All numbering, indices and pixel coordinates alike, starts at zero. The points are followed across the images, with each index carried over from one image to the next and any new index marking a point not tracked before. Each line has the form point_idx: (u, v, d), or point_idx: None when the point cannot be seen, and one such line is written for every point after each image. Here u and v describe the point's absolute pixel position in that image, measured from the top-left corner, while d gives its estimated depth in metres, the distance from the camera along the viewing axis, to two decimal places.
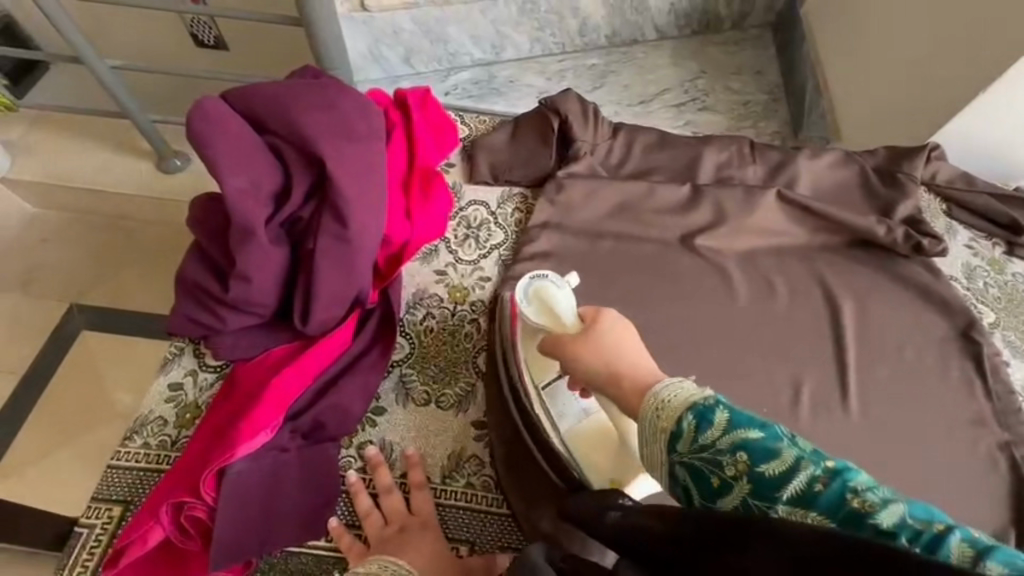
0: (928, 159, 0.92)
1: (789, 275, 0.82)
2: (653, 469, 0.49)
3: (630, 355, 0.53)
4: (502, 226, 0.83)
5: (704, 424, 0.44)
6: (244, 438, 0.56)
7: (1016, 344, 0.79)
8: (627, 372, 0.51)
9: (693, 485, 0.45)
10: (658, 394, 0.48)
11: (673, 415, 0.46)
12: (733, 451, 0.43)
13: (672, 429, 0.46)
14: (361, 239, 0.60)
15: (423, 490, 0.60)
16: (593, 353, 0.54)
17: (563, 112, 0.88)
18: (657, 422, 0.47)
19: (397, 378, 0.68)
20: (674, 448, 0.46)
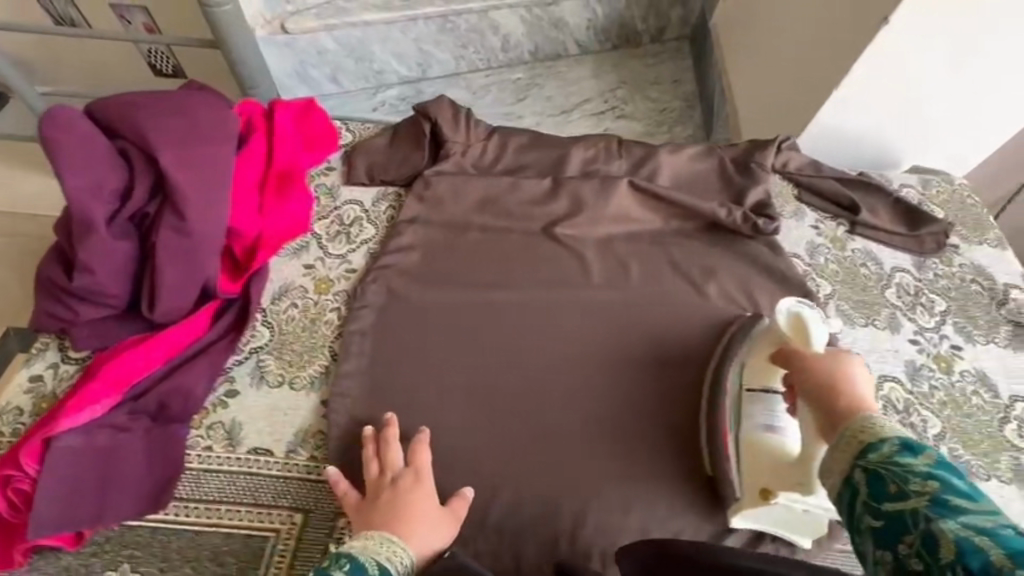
0: (779, 150, 1.00)
1: (642, 257, 0.88)
2: (824, 472, 0.51)
3: (846, 378, 0.56)
4: (373, 222, 0.88)
5: (910, 450, 0.45)
6: (71, 413, 0.60)
7: (848, 313, 0.85)
8: (837, 392, 0.55)
9: (864, 487, 0.45)
10: (866, 415, 0.50)
11: (876, 433, 0.48)
12: (927, 477, 0.42)
13: (872, 440, 0.47)
14: (202, 230, 0.65)
15: (422, 445, 0.65)
16: (821, 368, 0.58)
17: (433, 116, 0.95)
18: (856, 432, 0.49)
19: (254, 362, 0.72)
20: (867, 454, 0.47)
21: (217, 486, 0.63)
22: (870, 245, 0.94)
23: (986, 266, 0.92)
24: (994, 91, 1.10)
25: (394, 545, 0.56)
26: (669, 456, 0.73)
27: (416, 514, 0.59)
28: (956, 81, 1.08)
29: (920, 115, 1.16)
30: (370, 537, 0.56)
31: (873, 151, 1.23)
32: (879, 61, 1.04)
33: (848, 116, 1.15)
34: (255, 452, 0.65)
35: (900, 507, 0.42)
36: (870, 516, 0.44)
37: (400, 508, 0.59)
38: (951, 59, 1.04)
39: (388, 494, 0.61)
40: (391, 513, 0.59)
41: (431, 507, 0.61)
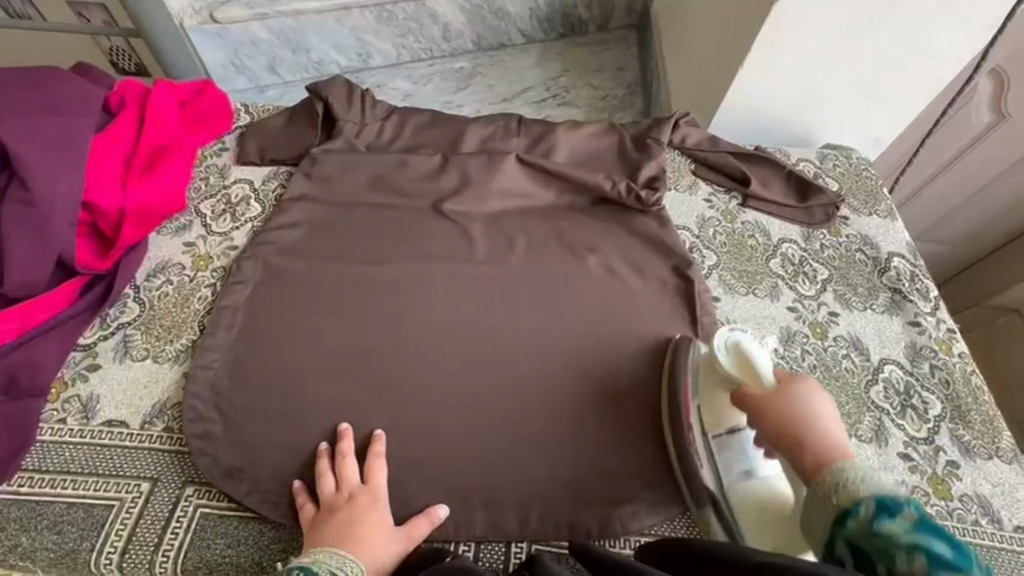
0: (676, 126, 1.01)
1: (529, 230, 0.89)
2: (812, 528, 0.54)
3: (810, 419, 0.58)
4: (261, 201, 0.88)
5: (887, 516, 0.47)
6: None
7: (730, 282, 0.86)
8: (812, 444, 0.56)
9: (853, 561, 0.48)
10: (841, 472, 0.52)
11: (854, 496, 0.50)
12: (909, 547, 0.45)
13: (851, 505, 0.49)
14: (49, 204, 0.65)
15: (378, 458, 0.68)
16: (792, 414, 0.58)
17: (326, 96, 0.95)
18: (839, 496, 0.51)
19: (119, 338, 0.72)
20: (846, 522, 0.49)
21: (66, 457, 0.63)
22: (760, 217, 0.95)
23: (872, 236, 0.93)
24: (894, 77, 1.13)
25: (344, 563, 0.59)
26: (537, 419, 0.74)
27: (371, 532, 0.63)
28: (853, 69, 1.12)
29: (827, 100, 1.20)
30: (321, 555, 0.59)
31: (787, 133, 1.28)
32: (774, 52, 1.08)
33: (755, 102, 1.20)
34: (110, 424, 0.66)
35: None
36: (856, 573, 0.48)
37: (357, 527, 0.62)
38: (844, 48, 1.08)
39: (347, 510, 0.64)
40: (345, 531, 0.62)
41: (386, 526, 0.64)
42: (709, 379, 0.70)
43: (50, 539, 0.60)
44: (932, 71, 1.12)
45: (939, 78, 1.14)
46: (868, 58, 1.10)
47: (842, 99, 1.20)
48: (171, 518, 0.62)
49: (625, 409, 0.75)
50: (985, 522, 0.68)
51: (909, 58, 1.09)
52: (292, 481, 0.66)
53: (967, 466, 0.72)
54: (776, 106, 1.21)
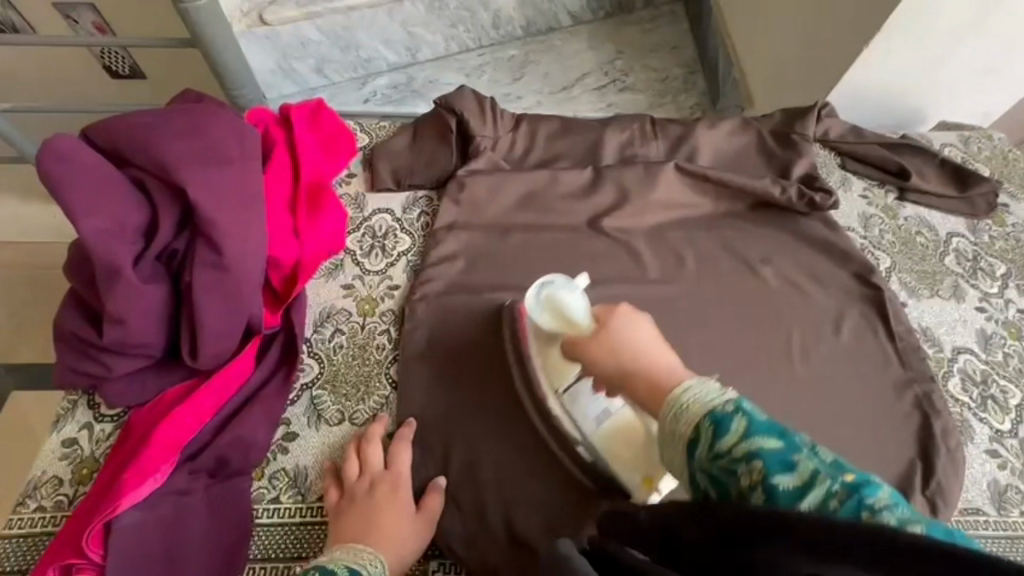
0: (819, 117, 0.96)
1: (696, 245, 0.84)
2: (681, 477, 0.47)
3: (660, 357, 0.54)
4: (408, 232, 0.82)
5: (721, 428, 0.43)
6: (132, 486, 0.54)
7: (912, 285, 0.82)
8: (645, 370, 0.53)
9: (711, 486, 0.43)
10: (676, 393, 0.48)
11: (691, 423, 0.45)
12: (750, 459, 0.41)
13: (694, 434, 0.45)
14: (238, 264, 0.58)
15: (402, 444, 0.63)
16: (625, 344, 0.55)
17: (458, 110, 0.87)
18: (678, 427, 0.46)
19: (308, 400, 0.66)
20: (693, 453, 0.45)
21: (293, 541, 0.59)
22: (921, 211, 0.90)
23: None
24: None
25: (367, 559, 0.53)
26: None
27: (391, 525, 0.57)
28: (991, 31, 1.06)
29: (955, 67, 1.13)
30: (340, 552, 0.53)
31: (906, 105, 1.21)
32: (919, 14, 1.00)
33: (882, 73, 1.12)
34: (327, 498, 0.61)
35: None
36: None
37: (378, 520, 0.57)
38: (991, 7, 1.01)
39: (365, 499, 0.59)
40: (364, 522, 0.57)
41: (408, 513, 0.59)
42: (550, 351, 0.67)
43: None
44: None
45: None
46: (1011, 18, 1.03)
47: (971, 66, 1.13)
48: None
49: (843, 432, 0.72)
50: None
51: None
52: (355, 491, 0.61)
53: None
54: (901, 77, 1.14)
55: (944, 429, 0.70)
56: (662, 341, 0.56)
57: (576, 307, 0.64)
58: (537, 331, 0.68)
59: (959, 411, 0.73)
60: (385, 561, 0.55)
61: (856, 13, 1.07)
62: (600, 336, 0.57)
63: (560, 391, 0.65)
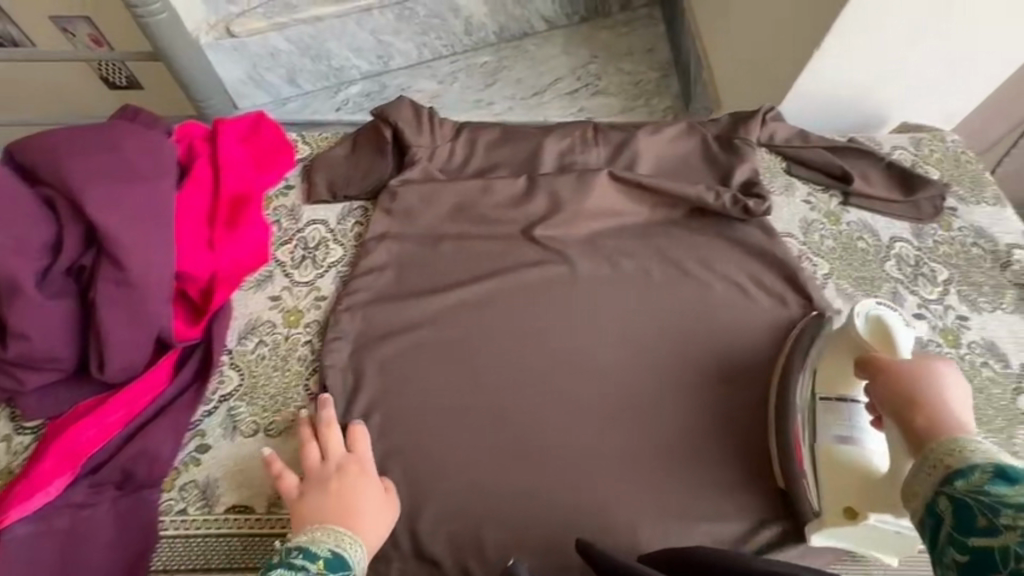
0: (764, 121, 0.95)
1: (630, 252, 0.83)
2: (913, 502, 0.48)
3: (936, 407, 0.52)
4: (340, 242, 0.82)
5: (1003, 478, 0.42)
6: (23, 498, 0.56)
7: (848, 292, 0.81)
8: (928, 409, 0.52)
9: (952, 517, 0.43)
10: (957, 439, 0.48)
11: (964, 460, 0.46)
12: (1016, 505, 0.40)
13: (961, 466, 0.45)
14: (142, 279, 0.59)
15: (360, 430, 0.64)
16: (917, 383, 0.54)
17: (393, 120, 0.88)
18: (945, 458, 0.47)
19: (224, 412, 0.67)
20: (953, 482, 0.45)
21: (197, 552, 0.59)
22: (865, 215, 0.89)
23: (987, 227, 0.88)
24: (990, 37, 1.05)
25: (347, 544, 0.54)
26: (675, 461, 0.69)
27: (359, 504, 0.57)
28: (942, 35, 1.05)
29: (913, 69, 1.11)
30: (322, 537, 0.53)
31: (865, 108, 1.20)
32: (864, 18, 1.00)
33: (835, 77, 1.12)
34: (234, 509, 0.61)
35: (984, 541, 0.40)
36: (955, 549, 0.42)
37: (349, 500, 0.57)
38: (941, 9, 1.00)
39: (337, 479, 0.59)
40: (335, 505, 0.57)
41: (384, 495, 0.60)
42: (845, 361, 0.66)
43: None
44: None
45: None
46: (965, 19, 1.01)
47: (929, 68, 1.11)
48: None
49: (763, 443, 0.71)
50: None
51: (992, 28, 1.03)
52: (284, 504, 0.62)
53: None
54: (856, 81, 1.13)
55: None
56: (966, 407, 0.53)
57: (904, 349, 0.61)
58: (842, 336, 0.67)
59: None
60: (365, 546, 0.55)
61: (805, 20, 1.07)
62: (902, 364, 0.56)
63: (819, 398, 0.67)
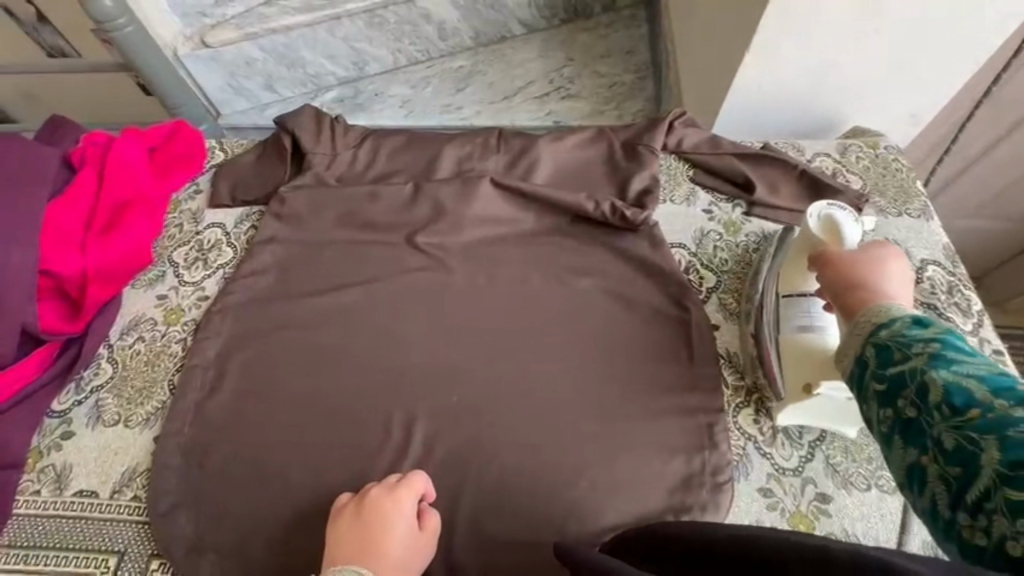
0: (671, 128, 0.91)
1: (509, 260, 0.83)
2: (840, 360, 0.52)
3: (878, 285, 0.54)
4: (232, 245, 0.86)
5: (919, 325, 0.47)
6: None
7: (730, 307, 0.78)
8: (867, 289, 0.54)
9: (873, 360, 0.48)
10: (885, 304, 0.51)
11: (889, 314, 0.49)
12: (928, 341, 0.45)
13: (884, 319, 0.49)
14: (5, 276, 0.66)
15: (421, 479, 0.63)
16: (859, 269, 0.56)
17: (293, 129, 0.91)
18: (870, 318, 0.50)
19: (93, 402, 0.72)
20: (876, 334, 0.49)
21: (39, 530, 0.64)
22: (767, 227, 0.85)
23: (902, 241, 0.82)
24: (938, 45, 0.93)
25: None
26: (517, 475, 0.66)
27: (389, 545, 0.59)
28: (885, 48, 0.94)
29: (854, 81, 1.01)
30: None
31: (808, 121, 1.11)
32: (775, 40, 0.93)
33: (765, 94, 1.04)
34: (80, 494, 0.66)
35: (902, 373, 0.45)
36: (876, 385, 0.47)
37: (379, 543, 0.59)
38: (865, 23, 0.90)
39: (373, 519, 0.60)
40: (359, 549, 0.58)
41: (403, 549, 0.59)
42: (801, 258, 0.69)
43: None
44: (990, 28, 0.90)
45: (1000, 35, 0.91)
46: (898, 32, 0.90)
47: (873, 80, 1.00)
48: None
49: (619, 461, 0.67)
50: None
51: (945, 39, 0.92)
52: (126, 491, 0.66)
53: None
54: (789, 97, 1.05)
55: (717, 464, 0.66)
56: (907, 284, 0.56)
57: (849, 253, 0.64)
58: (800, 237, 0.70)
59: (741, 444, 0.68)
60: None
61: (733, 29, 1.00)
62: (848, 255, 0.59)
63: (781, 295, 0.69)
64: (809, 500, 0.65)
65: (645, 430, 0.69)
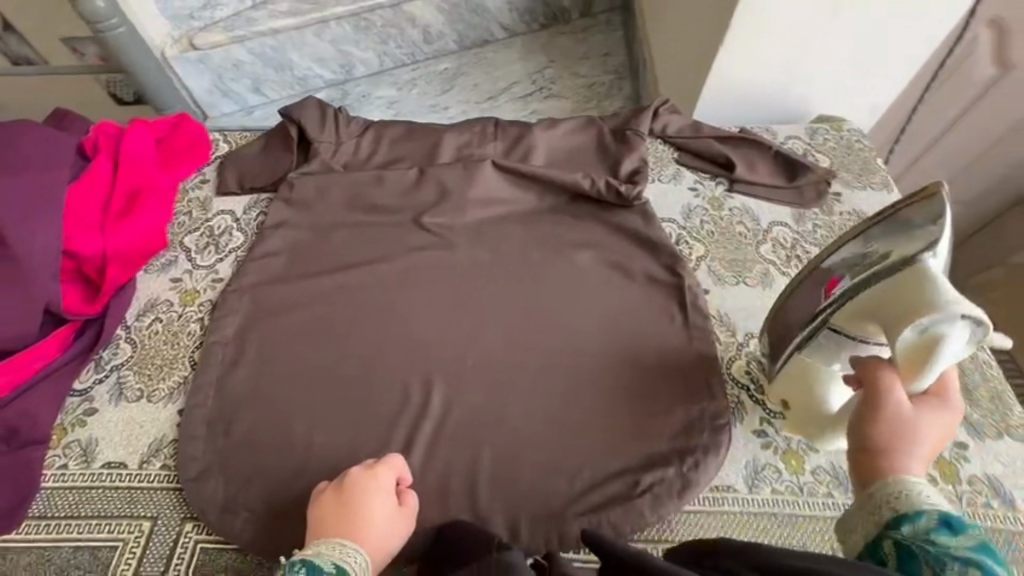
0: (655, 115, 0.99)
1: (513, 237, 0.88)
2: (850, 533, 0.49)
3: (913, 443, 0.49)
4: (243, 230, 0.89)
5: (947, 529, 0.44)
6: None
7: (719, 273, 0.84)
8: (900, 446, 0.49)
9: (895, 562, 0.44)
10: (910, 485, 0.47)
11: (915, 504, 0.45)
12: (963, 563, 0.42)
13: (906, 509, 0.45)
14: (29, 257, 0.68)
15: (395, 457, 0.65)
16: (904, 418, 0.50)
17: (298, 119, 0.95)
18: (890, 499, 0.47)
19: (114, 380, 0.73)
20: (900, 525, 0.45)
21: (69, 502, 0.65)
22: (748, 201, 0.92)
23: (867, 211, 0.91)
24: (893, 40, 1.02)
25: (344, 554, 0.56)
26: (532, 430, 0.70)
27: (370, 516, 0.60)
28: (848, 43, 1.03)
29: (823, 70, 1.08)
30: (326, 548, 0.56)
31: (782, 110, 1.17)
32: (749, 26, 0.99)
33: (744, 83, 1.10)
34: (109, 465, 0.67)
35: None
36: None
37: (361, 517, 0.59)
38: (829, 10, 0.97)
39: (355, 494, 0.61)
40: (342, 521, 0.59)
41: (385, 517, 0.61)
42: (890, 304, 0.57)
43: None
44: (936, 19, 0.99)
45: (945, 26, 1.01)
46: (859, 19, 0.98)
47: (839, 68, 1.08)
48: (175, 554, 0.62)
49: (627, 412, 0.71)
50: (993, 504, 0.65)
51: (899, 34, 1.01)
52: (155, 461, 0.68)
53: (974, 450, 0.68)
54: (764, 86, 1.12)
55: (719, 410, 0.70)
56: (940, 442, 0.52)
57: (952, 328, 0.52)
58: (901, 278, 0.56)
59: (736, 392, 0.74)
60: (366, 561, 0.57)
61: (710, 24, 1.07)
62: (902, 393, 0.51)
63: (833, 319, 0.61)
64: (800, 440, 0.69)
65: (648, 384, 0.74)
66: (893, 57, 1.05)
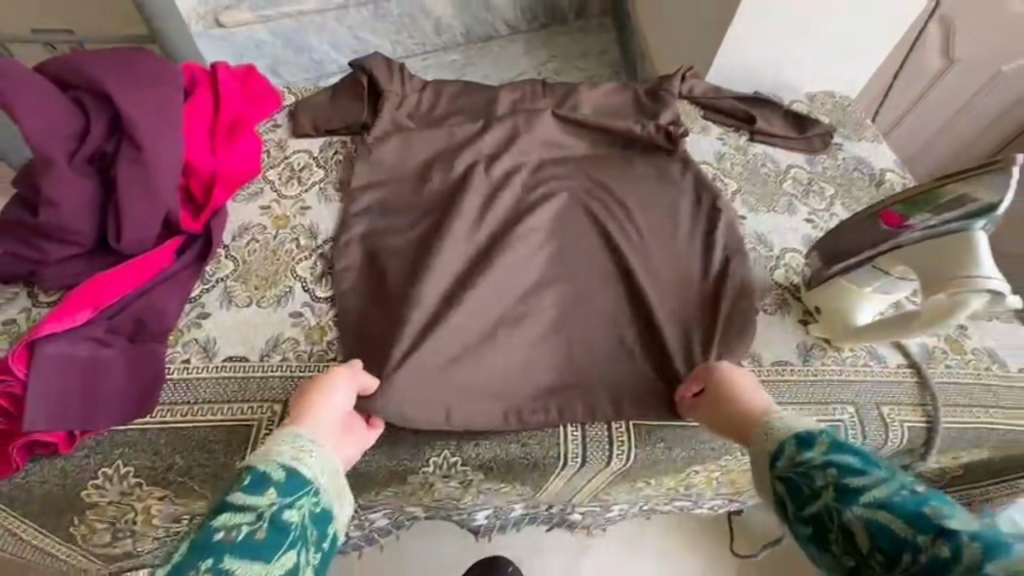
0: (684, 78, 1.11)
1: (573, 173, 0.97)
2: (760, 489, 0.57)
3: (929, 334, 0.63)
4: (323, 166, 0.94)
5: (804, 445, 0.53)
6: (50, 323, 0.64)
7: (752, 204, 0.97)
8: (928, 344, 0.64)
9: (789, 499, 0.52)
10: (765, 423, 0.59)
11: (776, 440, 0.56)
12: (824, 466, 0.50)
13: (775, 447, 0.55)
14: (157, 162, 0.72)
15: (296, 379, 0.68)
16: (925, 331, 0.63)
17: (369, 69, 1.02)
18: (764, 444, 0.57)
19: (221, 289, 0.77)
20: (774, 462, 0.55)
21: (197, 390, 0.68)
22: (767, 149, 1.07)
23: (865, 157, 1.07)
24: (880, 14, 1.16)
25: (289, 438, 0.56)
26: (616, 326, 0.79)
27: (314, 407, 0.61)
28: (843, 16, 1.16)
29: (823, 34, 1.19)
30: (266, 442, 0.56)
31: (786, 75, 1.26)
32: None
33: (756, 44, 1.19)
34: (232, 359, 0.71)
35: (815, 508, 0.49)
36: (800, 527, 0.50)
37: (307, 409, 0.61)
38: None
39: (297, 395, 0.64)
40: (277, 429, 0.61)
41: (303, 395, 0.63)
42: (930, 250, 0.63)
43: (201, 457, 0.65)
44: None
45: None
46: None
47: (837, 32, 1.19)
48: None
49: (704, 314, 0.80)
50: (995, 366, 0.79)
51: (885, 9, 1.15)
52: (276, 353, 0.72)
53: (975, 329, 0.82)
54: (773, 49, 1.21)
55: (764, 309, 0.83)
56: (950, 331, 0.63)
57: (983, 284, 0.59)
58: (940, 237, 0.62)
59: (784, 293, 0.85)
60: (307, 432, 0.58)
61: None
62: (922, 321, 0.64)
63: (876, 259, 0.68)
64: None
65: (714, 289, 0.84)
66: (878, 31, 1.20)
